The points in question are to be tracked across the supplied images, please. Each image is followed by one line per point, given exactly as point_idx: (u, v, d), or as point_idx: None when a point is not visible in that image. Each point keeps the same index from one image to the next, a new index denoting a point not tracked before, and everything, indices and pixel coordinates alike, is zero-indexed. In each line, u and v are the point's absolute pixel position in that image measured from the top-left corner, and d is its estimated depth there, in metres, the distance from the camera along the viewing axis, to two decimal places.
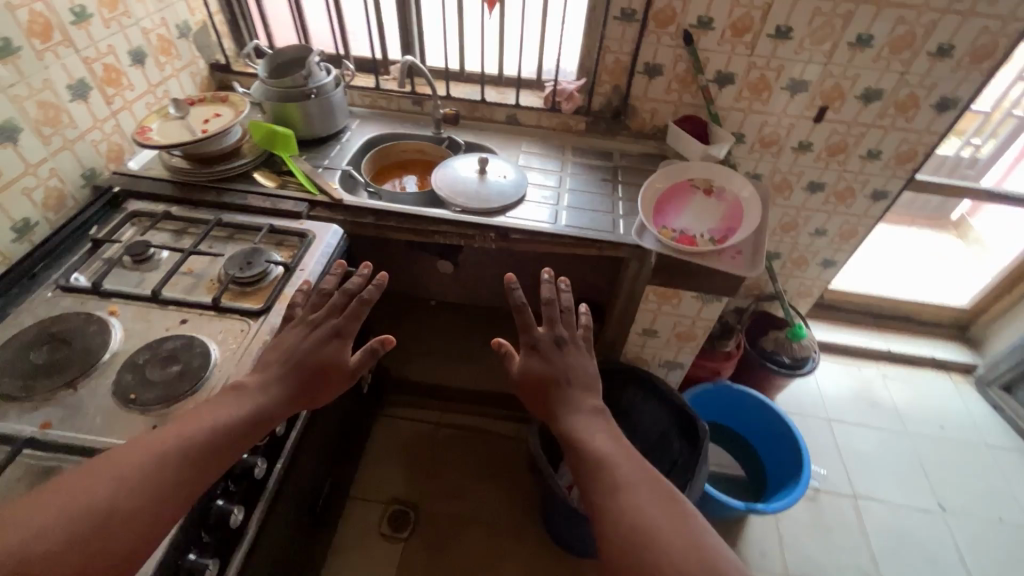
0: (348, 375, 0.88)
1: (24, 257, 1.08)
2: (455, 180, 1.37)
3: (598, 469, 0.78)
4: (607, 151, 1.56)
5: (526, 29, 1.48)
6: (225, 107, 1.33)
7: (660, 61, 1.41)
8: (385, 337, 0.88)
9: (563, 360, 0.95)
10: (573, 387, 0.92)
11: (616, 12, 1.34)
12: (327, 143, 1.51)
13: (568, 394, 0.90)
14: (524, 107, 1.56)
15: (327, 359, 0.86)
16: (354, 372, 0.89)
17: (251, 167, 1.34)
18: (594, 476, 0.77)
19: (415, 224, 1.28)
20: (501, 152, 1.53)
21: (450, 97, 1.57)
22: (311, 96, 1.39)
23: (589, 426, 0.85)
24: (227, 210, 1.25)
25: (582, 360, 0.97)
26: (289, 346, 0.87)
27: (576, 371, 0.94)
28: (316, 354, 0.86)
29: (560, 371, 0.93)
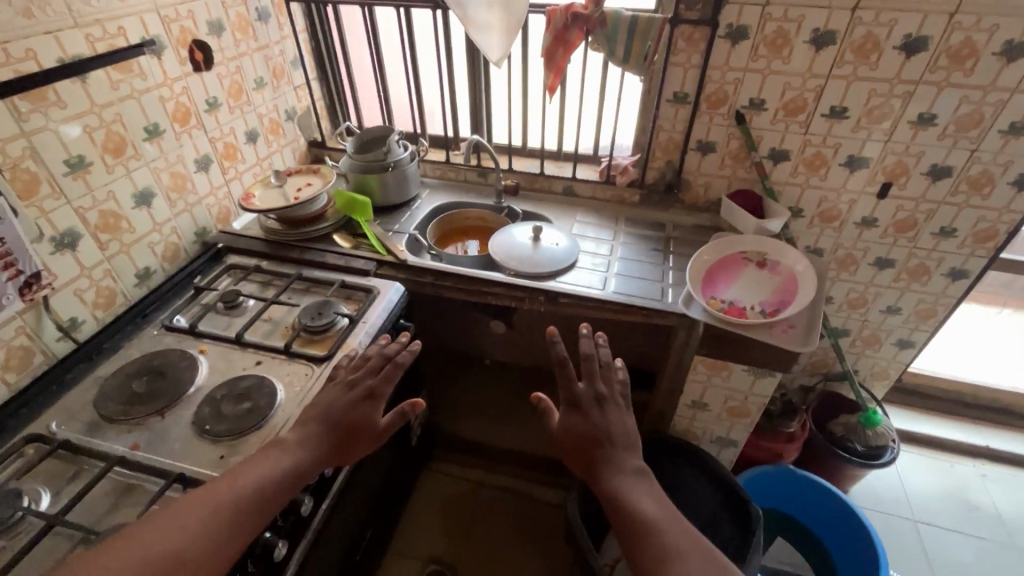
0: (374, 437, 0.94)
1: (140, 299, 1.28)
2: (511, 246, 1.46)
3: (646, 534, 0.80)
4: (659, 223, 1.61)
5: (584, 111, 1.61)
6: (316, 177, 1.54)
7: (713, 138, 1.47)
8: (415, 401, 0.93)
9: (605, 415, 0.96)
10: (615, 443, 0.93)
11: (670, 94, 1.43)
12: (399, 210, 1.67)
13: (612, 450, 0.92)
14: (580, 179, 1.66)
15: (358, 420, 0.93)
16: (382, 434, 0.94)
17: (332, 229, 1.51)
18: (643, 539, 0.80)
19: (469, 284, 1.37)
20: (556, 220, 1.62)
21: (512, 170, 1.70)
22: (389, 168, 1.58)
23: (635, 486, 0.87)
24: (307, 266, 1.41)
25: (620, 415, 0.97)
26: (326, 405, 0.94)
27: (617, 427, 0.95)
28: (349, 414, 0.93)
29: (601, 427, 0.94)
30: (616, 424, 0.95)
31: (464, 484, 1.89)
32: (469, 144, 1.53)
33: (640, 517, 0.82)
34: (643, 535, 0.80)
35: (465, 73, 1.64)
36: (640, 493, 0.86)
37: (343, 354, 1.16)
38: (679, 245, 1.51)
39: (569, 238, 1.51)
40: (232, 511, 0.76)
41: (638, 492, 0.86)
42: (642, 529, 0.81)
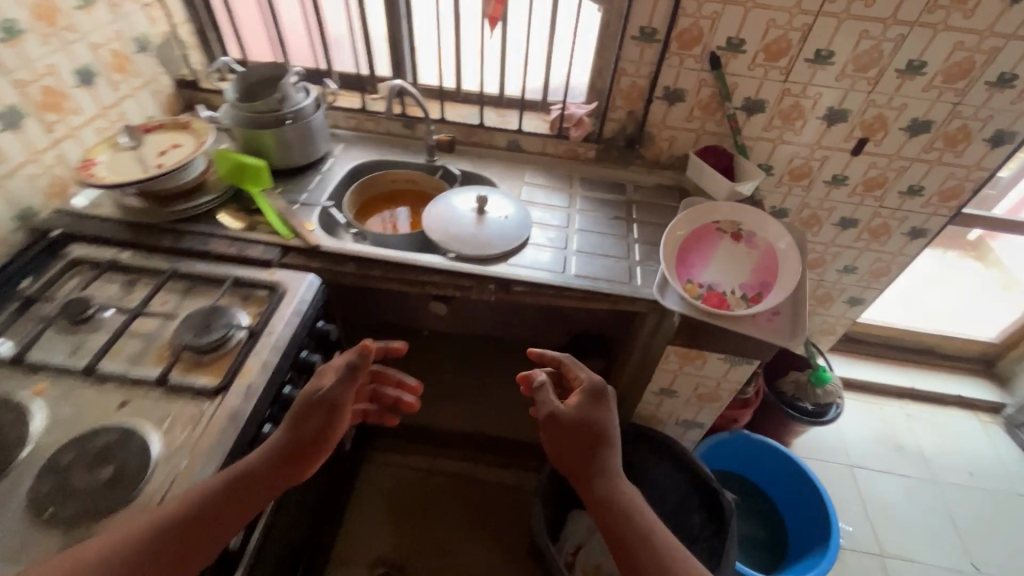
0: (322, 404, 0.80)
1: None
2: (452, 223, 1.21)
3: (644, 547, 0.78)
4: (619, 183, 1.41)
5: (531, 48, 1.33)
6: (186, 135, 1.16)
7: (682, 85, 1.25)
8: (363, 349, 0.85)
9: (591, 422, 0.90)
10: (604, 452, 0.88)
11: (635, 30, 1.18)
12: (305, 173, 1.34)
13: (602, 458, 0.87)
14: (527, 132, 1.40)
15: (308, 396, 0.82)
16: (327, 399, 0.80)
17: (216, 204, 1.17)
18: (641, 551, 0.77)
19: (403, 273, 1.11)
20: (501, 184, 1.37)
21: (445, 121, 1.40)
22: (287, 121, 1.23)
23: (628, 496, 0.84)
24: (185, 256, 1.08)
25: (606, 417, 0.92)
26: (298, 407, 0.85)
27: (604, 436, 0.89)
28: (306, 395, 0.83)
29: (588, 435, 0.88)
30: (605, 433, 0.90)
31: (410, 474, 1.73)
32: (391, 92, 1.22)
33: (637, 526, 0.80)
34: (641, 549, 0.78)
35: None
36: (632, 500, 0.84)
37: (244, 381, 0.89)
38: (643, 211, 1.33)
39: (519, 207, 1.27)
40: (181, 550, 0.65)
41: (631, 502, 0.83)
42: (635, 542, 0.78)
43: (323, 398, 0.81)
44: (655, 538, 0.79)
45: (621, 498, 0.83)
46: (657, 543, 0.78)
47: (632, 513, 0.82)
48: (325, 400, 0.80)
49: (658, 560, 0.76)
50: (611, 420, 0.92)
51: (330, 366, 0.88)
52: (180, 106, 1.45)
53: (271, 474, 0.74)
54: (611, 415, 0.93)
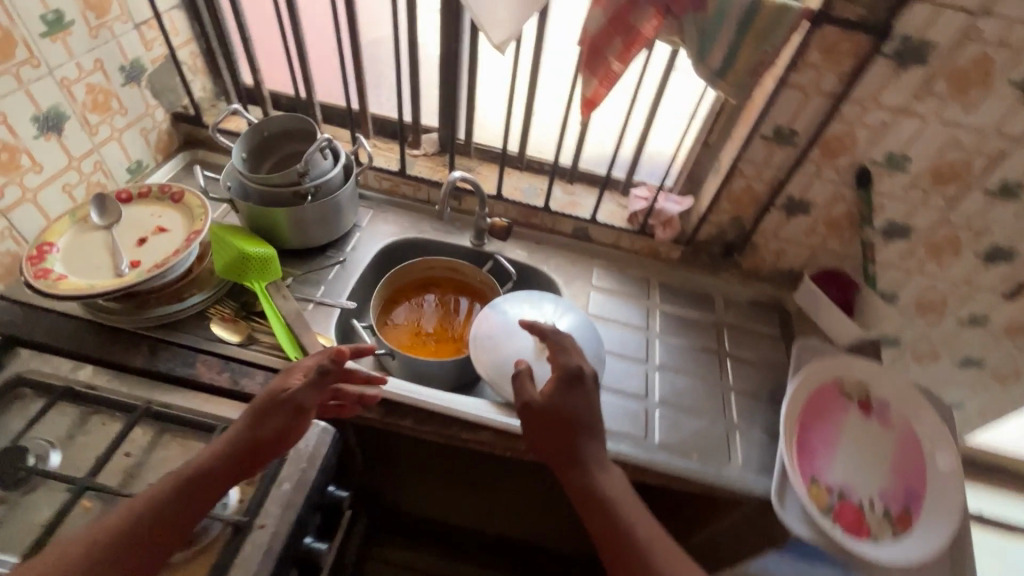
0: (283, 407, 0.71)
1: None
2: (507, 351, 0.93)
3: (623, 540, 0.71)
4: (705, 295, 1.15)
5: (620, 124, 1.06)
6: (175, 213, 0.89)
7: (812, 198, 0.99)
8: (339, 351, 0.75)
9: (569, 412, 0.78)
10: (580, 439, 0.77)
11: (768, 128, 0.91)
12: (324, 254, 1.07)
13: (580, 447, 0.76)
14: (600, 222, 1.14)
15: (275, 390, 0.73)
16: (291, 400, 0.72)
17: (209, 303, 0.91)
18: (619, 543, 0.71)
19: (440, 426, 0.85)
20: (564, 287, 1.11)
21: (501, 199, 1.14)
22: (309, 197, 0.98)
23: (607, 486, 0.74)
24: (163, 381, 0.83)
25: (580, 407, 0.78)
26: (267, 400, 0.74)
27: (583, 427, 0.77)
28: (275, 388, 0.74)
29: (563, 428, 0.77)
30: (582, 422, 0.77)
31: None
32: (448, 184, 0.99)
33: (614, 516, 0.72)
34: (616, 543, 0.71)
35: (437, 32, 1.04)
36: (612, 487, 0.75)
37: None
38: (737, 342, 1.07)
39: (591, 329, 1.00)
40: (173, 525, 0.62)
41: (614, 491, 0.75)
42: (611, 533, 0.72)
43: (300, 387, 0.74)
44: (635, 526, 0.72)
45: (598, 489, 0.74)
46: (637, 534, 0.71)
47: (614, 500, 0.74)
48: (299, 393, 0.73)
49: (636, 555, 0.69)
50: (585, 405, 0.79)
51: (297, 364, 0.79)
52: (178, 143, 1.18)
53: (227, 474, 0.66)
54: (589, 397, 0.80)
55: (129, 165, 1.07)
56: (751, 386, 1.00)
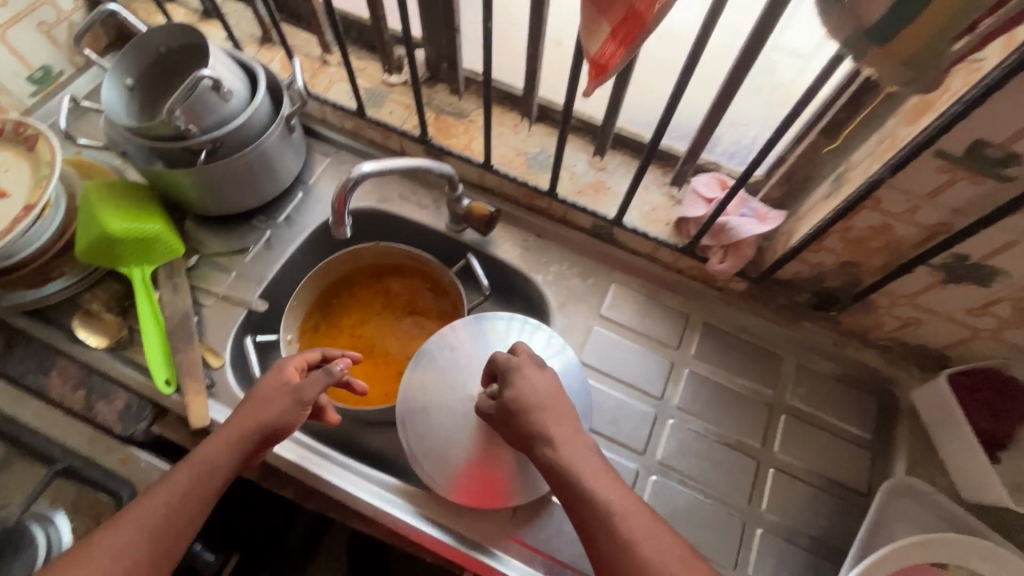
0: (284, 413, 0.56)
1: None
2: (440, 406, 0.66)
3: (614, 556, 0.46)
4: (769, 354, 0.77)
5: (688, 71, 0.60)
6: (24, 168, 0.67)
7: (1002, 267, 0.54)
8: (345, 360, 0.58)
9: (513, 399, 0.57)
10: (537, 418, 0.55)
11: (958, 142, 0.46)
12: (249, 221, 0.81)
13: (536, 424, 0.55)
14: (630, 225, 0.76)
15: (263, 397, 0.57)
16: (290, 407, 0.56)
17: (81, 289, 0.71)
18: (609, 553, 0.47)
19: (331, 509, 0.66)
20: (558, 311, 0.79)
21: (491, 171, 0.79)
22: (204, 154, 0.69)
23: (566, 460, 0.52)
24: (16, 387, 0.68)
25: (521, 388, 0.57)
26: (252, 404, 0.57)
27: (538, 405, 0.56)
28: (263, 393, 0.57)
29: (513, 416, 0.56)
30: (529, 401, 0.56)
31: None
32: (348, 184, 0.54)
33: (589, 508, 0.49)
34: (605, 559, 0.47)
35: None
36: (589, 465, 0.51)
37: None
38: (792, 442, 0.73)
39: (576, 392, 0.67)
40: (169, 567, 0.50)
41: (579, 467, 0.51)
42: (595, 537, 0.48)
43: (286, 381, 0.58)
44: (621, 520, 0.48)
45: (562, 471, 0.51)
46: (624, 533, 0.47)
47: (582, 481, 0.50)
48: (295, 391, 0.57)
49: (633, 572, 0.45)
50: (533, 382, 0.57)
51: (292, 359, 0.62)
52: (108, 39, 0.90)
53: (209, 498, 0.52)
54: (529, 367, 0.59)
55: (30, 74, 0.84)
56: (787, 517, 0.69)
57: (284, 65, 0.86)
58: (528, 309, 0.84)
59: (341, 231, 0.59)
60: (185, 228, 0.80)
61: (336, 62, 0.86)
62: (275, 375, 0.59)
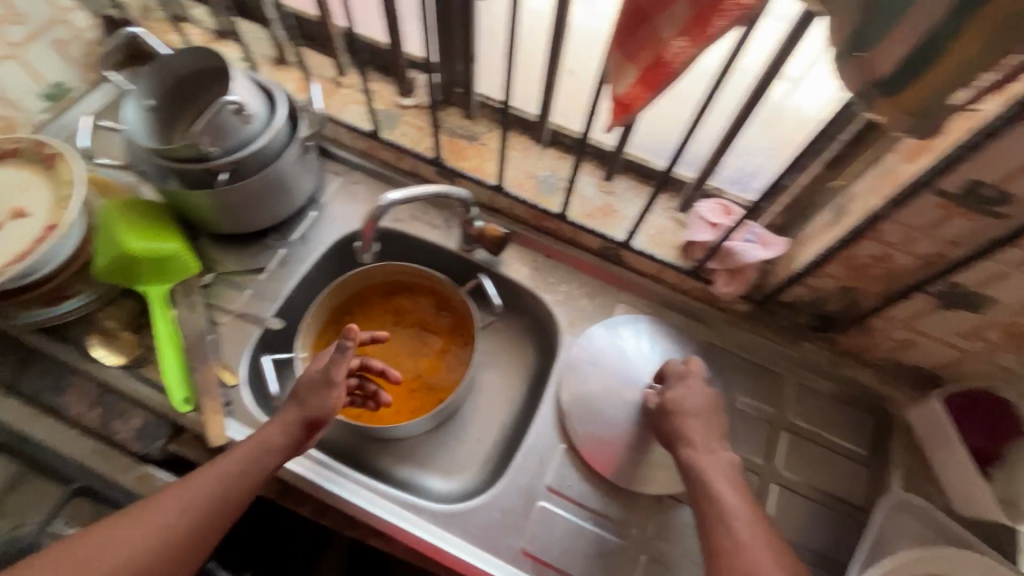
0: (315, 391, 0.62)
1: None
2: (605, 391, 0.75)
3: (725, 545, 0.54)
4: (771, 372, 0.80)
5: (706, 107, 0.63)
6: (45, 188, 0.67)
7: (993, 296, 0.57)
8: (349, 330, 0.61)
9: (670, 407, 0.67)
10: (685, 424, 0.65)
11: (956, 181, 0.49)
12: (263, 238, 0.83)
13: (684, 427, 0.65)
14: (639, 247, 0.79)
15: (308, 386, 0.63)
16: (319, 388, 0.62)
17: (95, 307, 0.72)
18: (723, 542, 0.55)
19: (346, 527, 0.67)
20: (568, 331, 0.80)
21: (504, 194, 0.81)
22: (223, 174, 0.70)
23: (704, 463, 0.61)
24: (32, 405, 0.68)
25: (682, 393, 0.67)
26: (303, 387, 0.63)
27: (689, 414, 0.65)
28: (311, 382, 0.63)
29: (665, 416, 0.67)
30: (681, 407, 0.66)
31: None
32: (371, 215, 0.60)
33: (712, 504, 0.58)
34: (715, 545, 0.55)
35: None
36: (717, 474, 0.60)
37: None
38: (795, 459, 0.75)
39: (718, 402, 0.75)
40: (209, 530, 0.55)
41: (713, 471, 0.60)
42: (710, 528, 0.57)
43: (319, 373, 0.63)
44: (742, 524, 0.55)
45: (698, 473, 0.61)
46: (740, 529, 0.55)
47: (714, 483, 0.59)
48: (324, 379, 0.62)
49: (738, 558, 0.53)
50: (692, 393, 0.67)
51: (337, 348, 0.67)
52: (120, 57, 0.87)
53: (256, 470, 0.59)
54: (699, 383, 0.68)
55: (43, 91, 0.84)
56: (788, 530, 0.72)
57: (298, 85, 0.87)
58: (537, 327, 0.86)
59: (370, 251, 0.67)
60: (199, 246, 0.81)
61: (350, 84, 0.88)
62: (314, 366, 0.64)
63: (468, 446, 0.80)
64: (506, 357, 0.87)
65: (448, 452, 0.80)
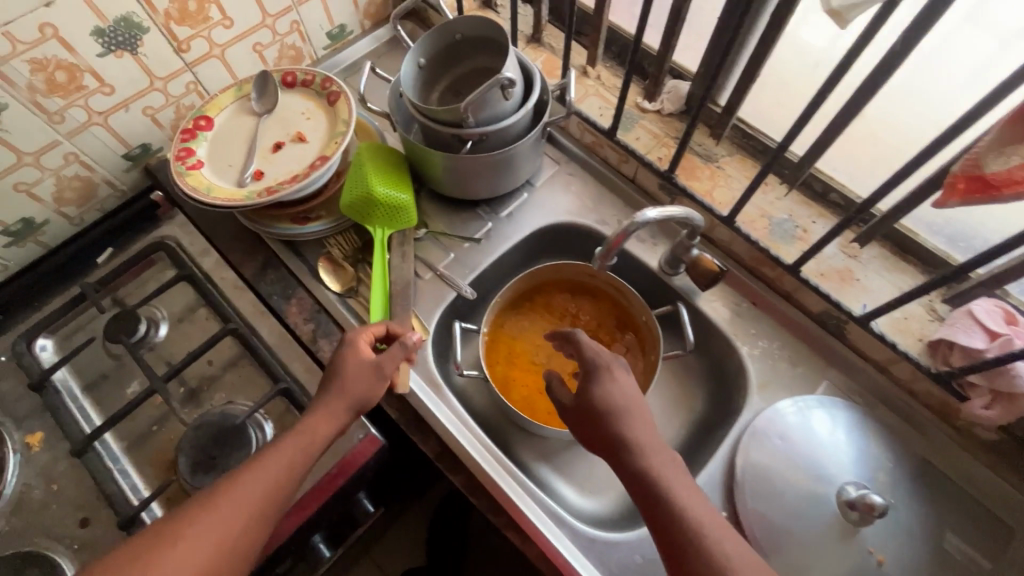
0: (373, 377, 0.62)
1: (29, 269, 0.81)
2: (791, 473, 0.66)
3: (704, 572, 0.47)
4: (1001, 523, 0.66)
5: None
6: (322, 124, 0.75)
7: None
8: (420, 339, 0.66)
9: (590, 396, 0.58)
10: (617, 426, 0.55)
11: None
12: (475, 208, 0.85)
13: (621, 429, 0.55)
14: (875, 328, 0.69)
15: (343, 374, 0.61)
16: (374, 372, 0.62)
17: (329, 233, 0.80)
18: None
19: (489, 510, 0.69)
20: (758, 393, 0.73)
21: (730, 227, 0.75)
22: (469, 144, 0.73)
23: (657, 471, 0.53)
24: (263, 302, 0.78)
25: (608, 387, 0.58)
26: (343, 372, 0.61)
27: (622, 414, 0.56)
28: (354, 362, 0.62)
29: (594, 418, 0.57)
30: (613, 406, 0.56)
31: None
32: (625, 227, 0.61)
33: (676, 524, 0.49)
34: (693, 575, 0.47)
35: None
36: (675, 483, 0.52)
37: None
38: None
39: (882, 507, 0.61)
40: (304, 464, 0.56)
41: (672, 481, 0.52)
42: (682, 556, 0.48)
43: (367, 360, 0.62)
44: (730, 556, 0.47)
45: (653, 484, 0.52)
46: (726, 553, 0.48)
47: (676, 496, 0.51)
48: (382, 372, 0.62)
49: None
50: (621, 388, 0.58)
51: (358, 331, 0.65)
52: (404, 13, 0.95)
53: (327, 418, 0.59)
54: (618, 371, 0.60)
55: (330, 30, 0.93)
56: None
57: (548, 67, 0.87)
58: (719, 374, 0.79)
59: (606, 262, 0.67)
60: (420, 201, 0.86)
61: (596, 76, 0.86)
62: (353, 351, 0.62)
63: (612, 470, 0.77)
64: (670, 392, 0.82)
65: (591, 468, 0.78)
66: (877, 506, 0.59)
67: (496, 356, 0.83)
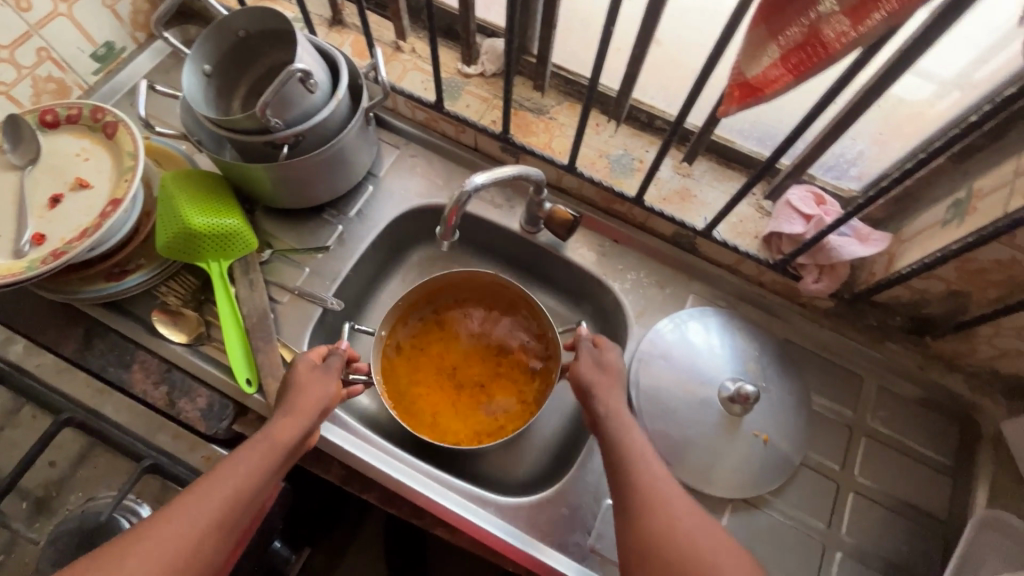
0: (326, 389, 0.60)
1: None
2: (677, 388, 0.70)
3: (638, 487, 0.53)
4: (850, 373, 0.76)
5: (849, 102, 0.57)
6: (106, 163, 0.65)
7: None
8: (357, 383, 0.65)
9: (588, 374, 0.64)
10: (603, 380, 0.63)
11: None
12: (320, 214, 0.80)
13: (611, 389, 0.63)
14: (717, 236, 0.74)
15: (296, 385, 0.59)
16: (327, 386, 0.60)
17: (157, 282, 0.71)
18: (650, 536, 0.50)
19: (415, 514, 0.69)
20: (638, 322, 0.77)
21: (573, 175, 0.76)
22: (286, 147, 0.66)
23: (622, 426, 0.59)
24: (99, 379, 0.68)
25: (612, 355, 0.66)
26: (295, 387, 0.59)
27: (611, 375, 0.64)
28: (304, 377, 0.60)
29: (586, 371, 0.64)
30: (596, 383, 0.63)
31: None
32: (458, 200, 0.59)
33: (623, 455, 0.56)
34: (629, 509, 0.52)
35: None
36: (642, 447, 0.57)
37: None
38: (872, 465, 0.71)
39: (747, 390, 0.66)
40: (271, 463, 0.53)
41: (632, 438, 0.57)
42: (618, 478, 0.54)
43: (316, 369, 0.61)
44: (671, 510, 0.51)
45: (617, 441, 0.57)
46: (667, 512, 0.51)
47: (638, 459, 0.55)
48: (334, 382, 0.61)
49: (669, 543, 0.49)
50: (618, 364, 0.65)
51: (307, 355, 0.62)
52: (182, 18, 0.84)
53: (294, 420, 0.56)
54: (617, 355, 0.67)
55: (95, 52, 0.80)
56: (863, 539, 0.68)
57: (358, 51, 0.82)
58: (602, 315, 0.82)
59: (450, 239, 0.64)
60: (257, 221, 0.78)
61: (411, 49, 0.83)
62: (301, 368, 0.61)
63: (526, 436, 0.78)
64: None
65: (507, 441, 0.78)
66: (751, 394, 0.65)
67: (388, 364, 0.79)
